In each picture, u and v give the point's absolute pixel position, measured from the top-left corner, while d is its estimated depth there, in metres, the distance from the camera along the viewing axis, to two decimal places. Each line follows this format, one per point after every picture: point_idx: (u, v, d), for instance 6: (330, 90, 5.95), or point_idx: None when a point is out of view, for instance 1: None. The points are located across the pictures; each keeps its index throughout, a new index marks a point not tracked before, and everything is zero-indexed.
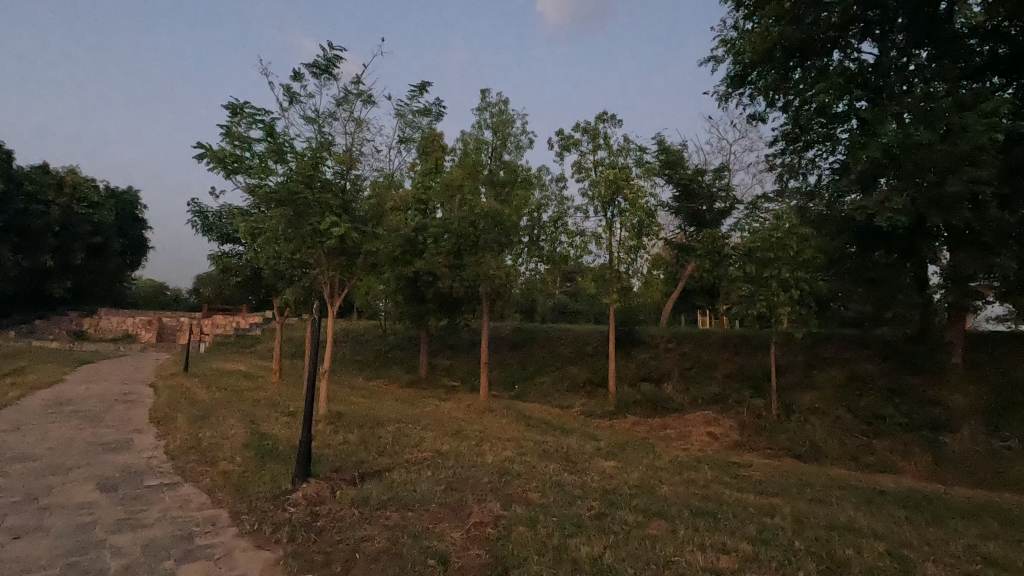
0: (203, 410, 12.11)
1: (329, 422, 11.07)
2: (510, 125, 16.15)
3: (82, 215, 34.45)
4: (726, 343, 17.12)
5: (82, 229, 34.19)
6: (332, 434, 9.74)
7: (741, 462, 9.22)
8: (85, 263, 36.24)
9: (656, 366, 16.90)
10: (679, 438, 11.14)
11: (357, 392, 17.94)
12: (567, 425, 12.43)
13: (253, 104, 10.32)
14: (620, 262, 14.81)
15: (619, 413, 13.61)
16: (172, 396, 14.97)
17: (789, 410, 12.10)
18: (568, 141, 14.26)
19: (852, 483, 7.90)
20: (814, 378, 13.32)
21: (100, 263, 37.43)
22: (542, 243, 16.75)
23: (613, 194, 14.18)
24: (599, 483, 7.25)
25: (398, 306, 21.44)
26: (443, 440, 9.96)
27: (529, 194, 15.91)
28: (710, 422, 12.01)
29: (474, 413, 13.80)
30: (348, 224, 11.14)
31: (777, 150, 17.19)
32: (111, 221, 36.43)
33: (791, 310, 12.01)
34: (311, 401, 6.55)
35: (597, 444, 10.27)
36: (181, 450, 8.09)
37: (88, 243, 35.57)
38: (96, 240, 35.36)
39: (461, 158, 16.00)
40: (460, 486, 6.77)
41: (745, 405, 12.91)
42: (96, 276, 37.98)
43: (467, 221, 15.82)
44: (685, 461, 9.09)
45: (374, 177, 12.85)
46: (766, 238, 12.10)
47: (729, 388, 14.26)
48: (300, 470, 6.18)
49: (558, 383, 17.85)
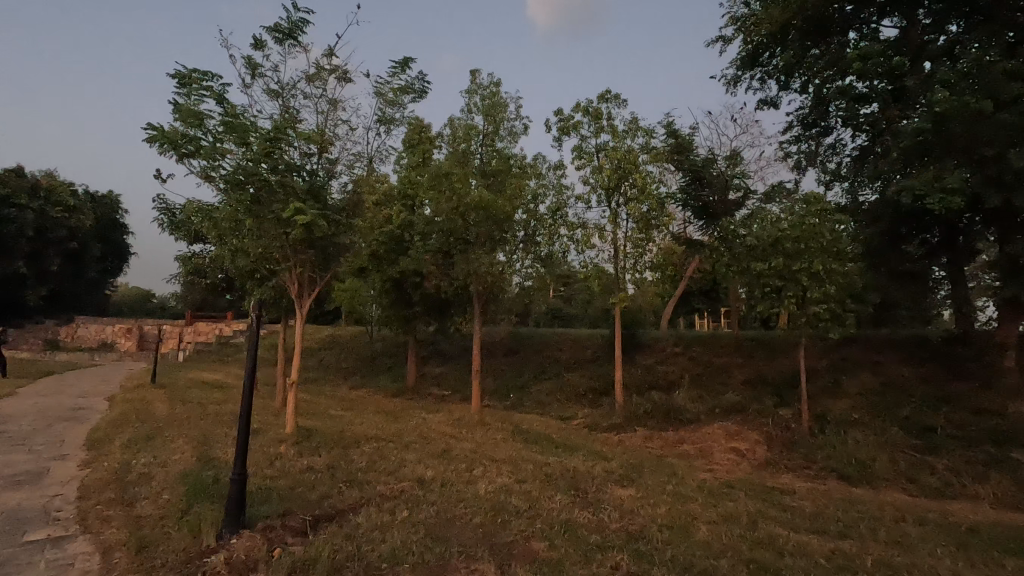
0: (153, 429, 10.52)
1: (296, 441, 9.57)
2: (505, 109, 14.69)
3: (60, 219, 32.51)
4: (738, 346, 15.79)
5: (58, 234, 32.39)
6: (295, 459, 8.22)
7: (781, 486, 7.80)
8: (63, 268, 34.23)
9: (663, 372, 15.52)
10: (699, 456, 9.73)
11: (337, 404, 16.42)
12: (571, 441, 10.97)
13: (202, 72, 8.79)
14: (626, 257, 13.29)
15: (627, 425, 12.17)
16: (126, 411, 13.34)
17: (820, 421, 10.74)
18: (567, 123, 12.84)
19: (927, 515, 6.47)
20: (844, 384, 11.97)
21: (78, 270, 35.61)
22: (538, 239, 15.26)
23: (619, 181, 12.70)
24: (621, 524, 5.78)
25: (384, 310, 19.94)
26: (428, 462, 8.48)
27: (524, 184, 14.39)
28: (732, 436, 10.60)
29: (465, 427, 12.33)
30: (316, 211, 9.62)
31: (792, 136, 15.83)
32: (89, 226, 34.65)
33: (825, 307, 10.62)
34: (246, 425, 5.03)
35: (608, 465, 8.81)
36: (100, 485, 6.53)
37: (66, 249, 33.77)
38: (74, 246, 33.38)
39: (449, 146, 14.57)
40: (444, 532, 5.31)
41: (769, 416, 11.53)
42: (74, 283, 36.17)
43: (456, 215, 14.30)
44: (715, 487, 7.63)
45: (349, 164, 11.33)
46: (795, 225, 10.69)
47: (747, 396, 12.90)
48: (229, 518, 4.72)
49: (556, 392, 16.41)
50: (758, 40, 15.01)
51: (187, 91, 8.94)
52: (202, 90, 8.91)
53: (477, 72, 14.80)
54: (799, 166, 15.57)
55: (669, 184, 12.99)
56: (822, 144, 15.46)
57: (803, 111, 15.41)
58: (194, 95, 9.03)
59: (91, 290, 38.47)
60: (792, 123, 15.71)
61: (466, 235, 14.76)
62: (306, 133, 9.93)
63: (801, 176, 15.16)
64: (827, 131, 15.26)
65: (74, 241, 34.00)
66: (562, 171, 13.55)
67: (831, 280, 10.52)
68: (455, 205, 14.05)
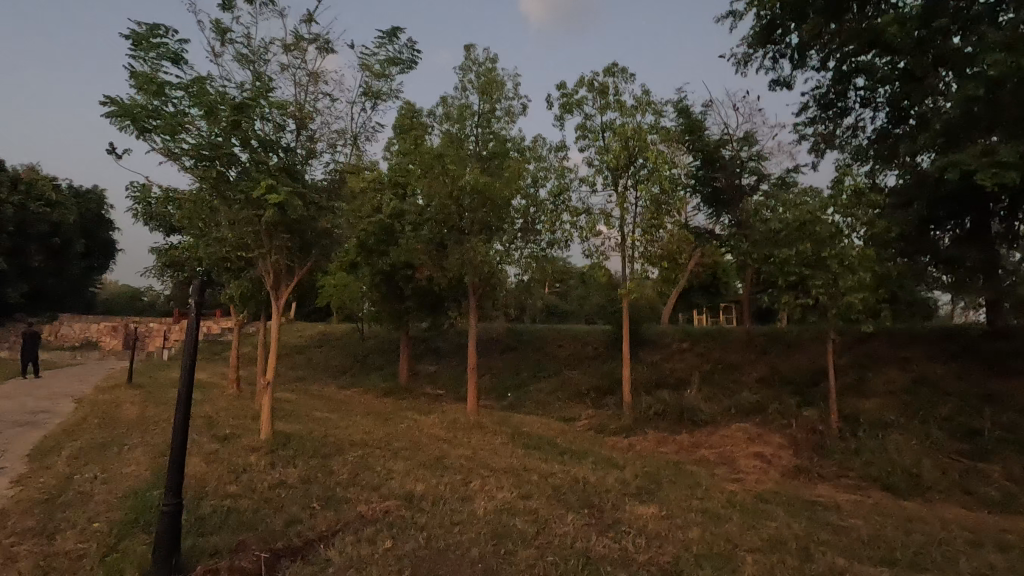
0: (112, 436, 9.45)
1: (272, 449, 8.55)
2: (501, 87, 13.59)
3: (42, 214, 31.10)
4: (751, 342, 14.90)
5: (38, 230, 30.94)
6: (265, 472, 7.17)
7: (821, 500, 6.84)
8: (45, 265, 32.86)
9: (671, 369, 14.57)
10: (720, 463, 8.77)
11: (323, 405, 15.38)
12: (577, 446, 9.98)
13: (158, 28, 7.66)
14: (634, 243, 12.23)
15: (636, 426, 11.20)
16: (89, 414, 12.24)
17: (850, 423, 9.81)
18: (571, 99, 11.80)
19: (1003, 537, 5.52)
20: (871, 381, 11.07)
21: (61, 267, 34.26)
22: (538, 228, 14.03)
23: (627, 161, 11.69)
24: (650, 554, 4.81)
25: (375, 305, 18.91)
26: (419, 474, 7.48)
27: (523, 166, 13.30)
28: (754, 440, 9.65)
29: (460, 430, 11.34)
30: (291, 189, 8.53)
31: (807, 118, 14.87)
32: (73, 221, 33.25)
33: (859, 296, 9.72)
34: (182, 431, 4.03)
35: (621, 475, 7.83)
36: (25, 509, 5.46)
37: (48, 246, 32.38)
38: (57, 241, 32.03)
39: (443, 127, 13.49)
40: (437, 569, 4.33)
41: (792, 417, 10.59)
42: (57, 281, 34.81)
43: (450, 199, 13.21)
44: (747, 502, 6.65)
45: (331, 143, 10.24)
46: (825, 206, 9.82)
47: (765, 394, 11.97)
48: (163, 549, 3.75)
49: (557, 390, 15.44)
50: (772, 13, 14.02)
51: (140, 51, 7.79)
52: (158, 50, 7.77)
53: (471, 48, 13.73)
54: (815, 149, 14.64)
55: (681, 164, 11.99)
56: (840, 126, 14.60)
57: (819, 90, 14.51)
58: (149, 57, 7.88)
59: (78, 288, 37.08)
60: (807, 103, 14.81)
61: (461, 222, 13.72)
62: (280, 103, 8.83)
63: (819, 160, 14.23)
64: (846, 111, 14.40)
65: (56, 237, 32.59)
66: (564, 152, 12.51)
67: (865, 267, 9.63)
68: (451, 189, 13.03)
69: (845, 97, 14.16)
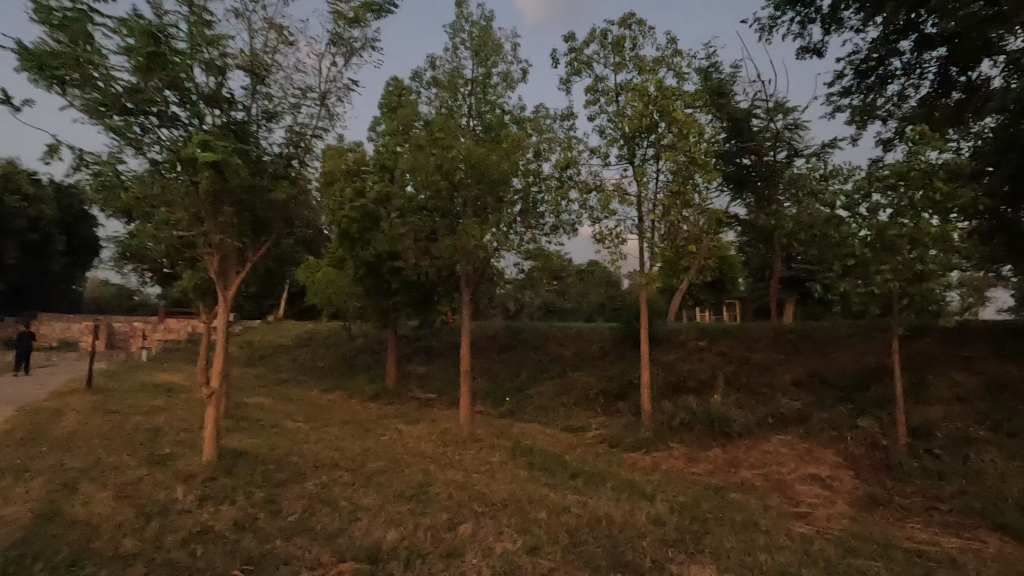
0: (19, 460, 7.65)
1: (213, 476, 6.83)
2: (498, 49, 11.82)
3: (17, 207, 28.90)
4: (778, 340, 13.28)
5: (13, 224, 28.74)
6: (187, 515, 5.42)
7: (926, 549, 5.18)
8: (22, 262, 30.71)
9: (692, 370, 12.90)
10: (771, 490, 7.08)
11: (299, 412, 13.61)
12: (592, 465, 8.28)
13: None
14: (656, 223, 10.48)
15: (659, 440, 9.50)
16: (19, 427, 10.44)
17: (920, 438, 8.15)
18: (580, 57, 10.08)
19: None
20: (933, 385, 9.48)
21: (42, 264, 32.09)
22: (540, 209, 12.24)
23: (647, 128, 9.96)
24: None
25: (360, 302, 17.20)
26: (394, 512, 5.77)
27: (524, 139, 11.55)
28: (807, 461, 7.98)
29: (451, 445, 9.64)
30: (232, 149, 6.75)
31: (844, 87, 13.14)
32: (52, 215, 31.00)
33: (937, 283, 8.04)
34: None
35: (653, 510, 6.12)
36: None
37: (25, 241, 30.19)
38: (35, 237, 29.87)
39: (433, 94, 11.70)
40: None
41: (845, 430, 8.92)
42: (37, 279, 32.63)
43: (440, 174, 11.46)
44: (830, 555, 4.96)
45: (292, 103, 8.45)
46: (892, 177, 8.15)
47: (806, 401, 10.31)
48: None
49: (562, 395, 13.76)
50: None
51: None
52: None
53: (463, 4, 11.98)
54: (853, 123, 12.96)
55: (711, 133, 10.26)
56: (882, 96, 12.90)
57: (857, 55, 12.81)
58: None
59: (59, 288, 34.97)
60: (843, 72, 13.11)
61: (455, 204, 12.03)
62: (221, 44, 7.09)
63: (859, 134, 12.53)
64: (888, 79, 12.72)
65: (34, 232, 30.36)
66: (572, 121, 10.79)
67: (941, 247, 7.99)
68: (440, 163, 11.30)
69: (888, 63, 12.50)
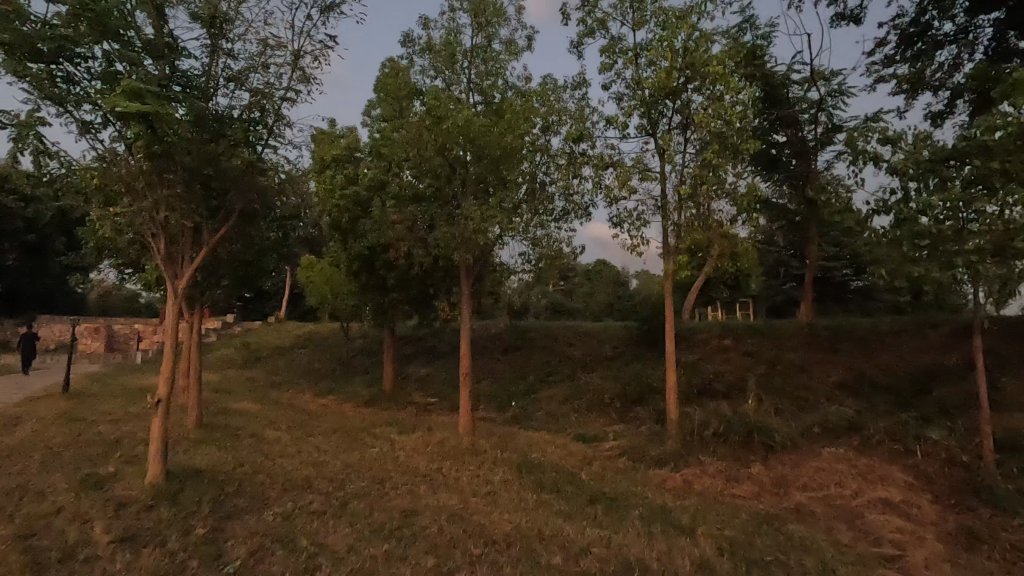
0: None
1: (154, 504, 5.59)
2: (500, 12, 10.51)
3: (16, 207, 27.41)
4: (813, 339, 11.90)
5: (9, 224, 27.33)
6: (92, 567, 4.15)
7: None
8: (19, 263, 29.34)
9: (718, 371, 11.58)
10: (835, 519, 5.76)
11: (286, 418, 12.42)
12: (613, 485, 6.98)
13: None
14: (681, 202, 9.17)
15: (689, 453, 8.19)
16: None
17: (1006, 453, 6.81)
18: (593, 13, 8.81)
19: None
20: (1008, 389, 8.14)
21: (41, 265, 30.63)
22: (549, 192, 10.94)
23: (670, 94, 8.68)
24: None
25: (354, 299, 15.95)
26: (365, 558, 4.49)
27: (529, 112, 10.26)
28: (871, 482, 6.63)
29: (449, 459, 8.35)
30: (168, 105, 5.56)
31: (888, 54, 11.75)
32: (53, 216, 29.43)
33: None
34: None
35: (696, 551, 4.82)
36: None
37: (21, 241, 28.86)
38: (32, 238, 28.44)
39: (427, 64, 10.42)
40: None
41: (910, 442, 7.59)
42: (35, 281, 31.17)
43: (437, 151, 10.20)
44: None
45: (257, 61, 7.20)
46: (968, 142, 6.83)
47: (856, 407, 8.98)
48: None
49: (574, 399, 12.47)
50: None
51: None
52: None
53: None
54: (898, 94, 11.57)
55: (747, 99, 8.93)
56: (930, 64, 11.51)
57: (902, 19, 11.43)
58: None
59: (59, 290, 33.61)
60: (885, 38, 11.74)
61: (454, 186, 10.76)
62: None
63: (906, 106, 11.15)
64: (937, 45, 11.33)
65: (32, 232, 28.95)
66: (585, 88, 9.50)
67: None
68: (436, 138, 10.05)
69: (938, 26, 11.10)
